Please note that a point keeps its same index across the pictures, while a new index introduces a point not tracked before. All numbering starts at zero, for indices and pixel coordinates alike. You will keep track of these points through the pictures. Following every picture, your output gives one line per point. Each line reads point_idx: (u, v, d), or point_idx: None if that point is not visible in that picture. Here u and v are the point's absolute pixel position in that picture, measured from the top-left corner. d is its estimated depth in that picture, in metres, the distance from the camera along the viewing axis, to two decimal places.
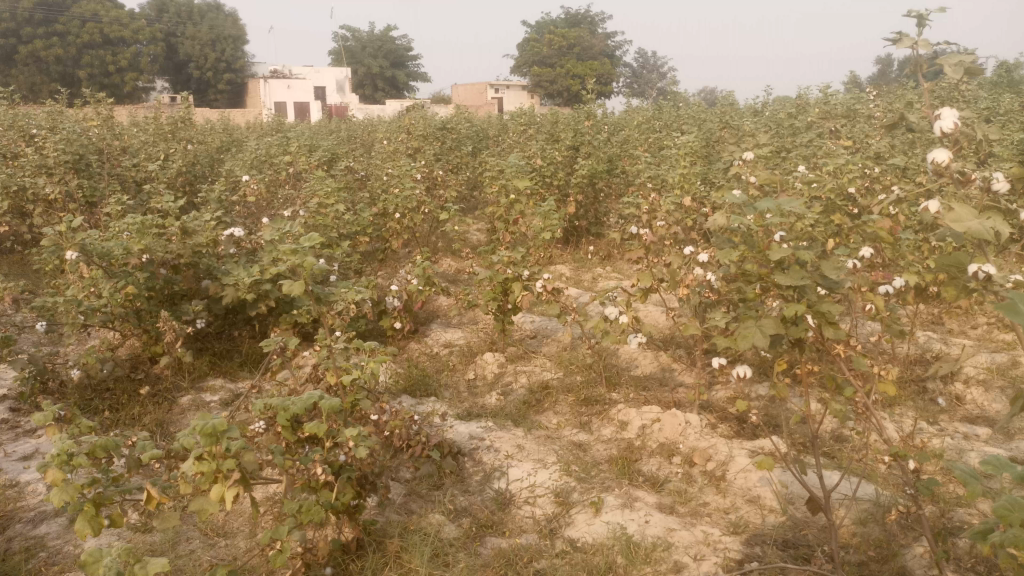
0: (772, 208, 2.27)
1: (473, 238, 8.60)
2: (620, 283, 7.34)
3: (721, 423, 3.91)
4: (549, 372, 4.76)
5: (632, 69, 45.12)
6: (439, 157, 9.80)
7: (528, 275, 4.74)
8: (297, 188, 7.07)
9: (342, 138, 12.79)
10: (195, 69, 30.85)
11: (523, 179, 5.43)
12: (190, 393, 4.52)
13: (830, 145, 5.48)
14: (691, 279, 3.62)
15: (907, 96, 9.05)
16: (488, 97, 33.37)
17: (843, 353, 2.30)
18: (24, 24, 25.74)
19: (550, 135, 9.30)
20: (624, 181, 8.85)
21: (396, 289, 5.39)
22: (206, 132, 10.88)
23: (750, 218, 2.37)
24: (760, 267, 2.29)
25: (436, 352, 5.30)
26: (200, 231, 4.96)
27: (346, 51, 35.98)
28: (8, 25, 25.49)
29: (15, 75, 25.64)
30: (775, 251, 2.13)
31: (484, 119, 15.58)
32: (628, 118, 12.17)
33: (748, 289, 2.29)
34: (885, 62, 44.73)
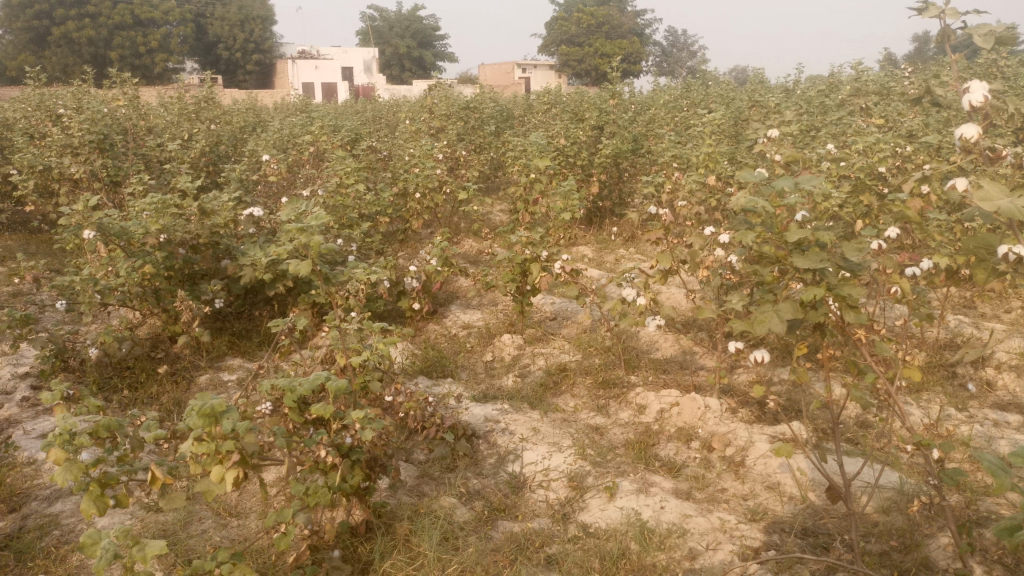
0: (790, 186, 2.18)
1: (495, 219, 8.54)
2: (643, 265, 7.25)
3: (741, 407, 3.83)
4: (567, 355, 4.71)
5: (661, 48, 44.53)
6: (462, 137, 9.74)
7: (547, 256, 4.68)
8: (318, 167, 7.06)
9: (366, 119, 12.78)
10: (224, 50, 31.02)
11: (543, 158, 5.36)
12: (208, 373, 4.54)
13: (860, 123, 5.33)
14: (712, 260, 3.53)
15: (942, 73, 8.80)
16: (515, 76, 33.15)
17: (866, 337, 2.21)
18: (57, 5, 26.04)
19: (574, 114, 9.19)
20: (649, 161, 8.72)
21: (414, 270, 5.35)
22: (231, 112, 10.91)
23: (768, 197, 2.28)
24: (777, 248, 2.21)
25: (455, 333, 5.27)
26: (219, 210, 4.97)
27: (372, 30, 35.92)
28: (42, 7, 25.80)
29: (49, 56, 25.99)
30: (791, 232, 2.05)
31: (509, 99, 15.47)
32: (655, 98, 11.99)
33: (766, 271, 2.20)
34: (921, 39, 43.58)
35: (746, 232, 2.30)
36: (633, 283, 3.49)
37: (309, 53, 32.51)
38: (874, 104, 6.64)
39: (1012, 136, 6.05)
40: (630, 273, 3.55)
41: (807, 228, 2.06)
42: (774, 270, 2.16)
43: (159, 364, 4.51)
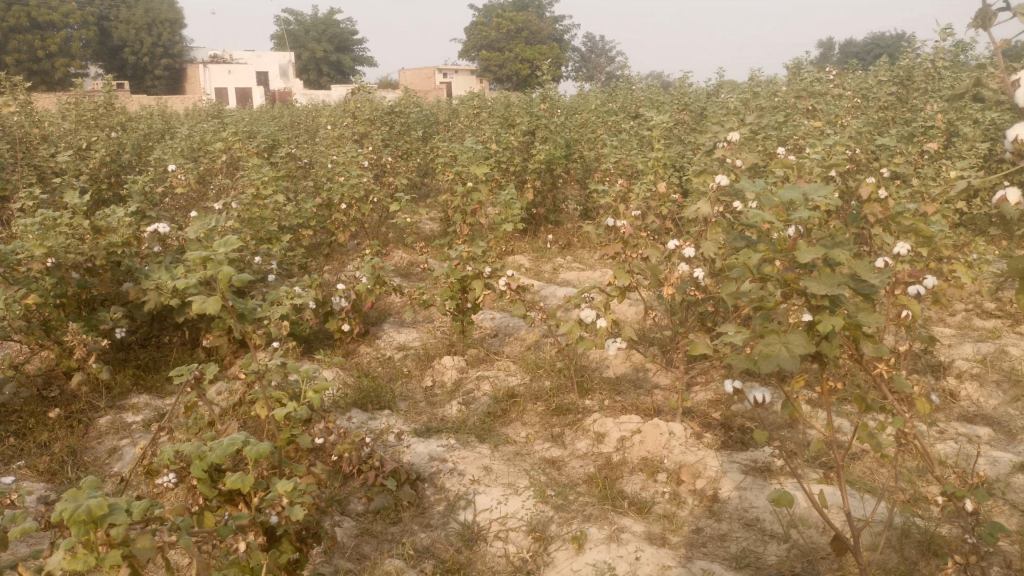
0: (795, 197, 1.88)
1: (425, 229, 8.14)
2: (582, 275, 6.98)
3: (706, 432, 3.55)
4: (513, 377, 4.36)
5: (580, 54, 44.96)
6: (388, 143, 9.29)
7: (489, 271, 4.31)
8: (232, 177, 6.52)
9: (285, 126, 12.19)
10: (131, 54, 29.57)
11: (481, 165, 4.99)
12: (109, 414, 4.00)
13: (807, 126, 5.16)
14: (677, 276, 3.24)
15: (868, 76, 8.86)
16: (436, 81, 32.76)
17: (882, 370, 1.93)
18: None
19: (505, 118, 8.86)
20: (583, 166, 8.48)
21: (343, 289, 4.90)
22: (137, 119, 10.18)
23: (763, 209, 1.99)
24: (777, 268, 1.91)
25: (389, 356, 4.85)
26: (117, 228, 4.42)
27: (289, 34, 34.91)
28: None
29: None
30: (802, 252, 1.76)
31: (433, 104, 15.05)
32: (582, 102, 11.80)
33: (769, 297, 1.89)
34: (827, 45, 45.12)
35: (738, 250, 2.00)
36: (591, 301, 3.16)
37: (222, 57, 31.29)
38: (812, 106, 6.53)
39: (947, 138, 6.02)
40: (588, 292, 3.22)
41: (819, 247, 1.77)
42: (779, 294, 1.86)
43: (50, 406, 3.94)
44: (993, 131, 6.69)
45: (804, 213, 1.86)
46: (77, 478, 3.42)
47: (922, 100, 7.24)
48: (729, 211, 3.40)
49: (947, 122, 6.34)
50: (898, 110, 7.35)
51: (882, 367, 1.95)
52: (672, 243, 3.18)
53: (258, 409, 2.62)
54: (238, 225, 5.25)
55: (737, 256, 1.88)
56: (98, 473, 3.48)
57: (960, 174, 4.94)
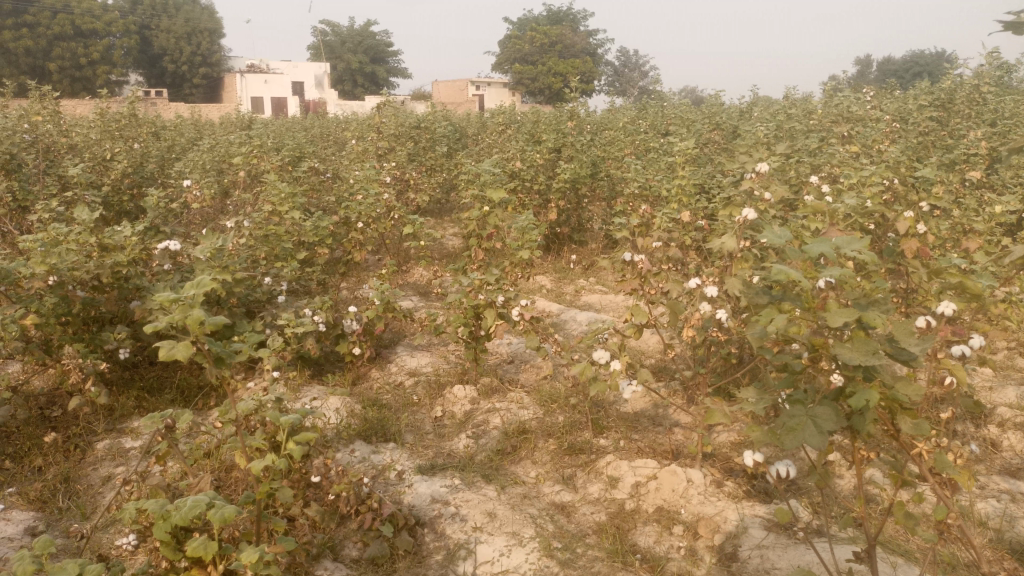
0: (827, 250, 1.70)
1: (447, 245, 8.02)
2: (604, 298, 6.79)
3: (727, 479, 3.34)
4: (526, 409, 4.18)
5: (613, 68, 44.92)
6: (412, 158, 9.18)
7: (503, 300, 4.13)
8: (250, 191, 6.43)
9: (312, 137, 12.18)
10: (170, 63, 29.99)
11: (498, 188, 4.83)
12: (109, 438, 3.89)
13: (841, 153, 4.94)
14: (697, 317, 3.04)
15: (907, 98, 8.57)
16: (469, 94, 32.78)
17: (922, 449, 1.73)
18: None
19: (531, 135, 8.72)
20: (609, 186, 8.28)
21: (354, 311, 4.76)
22: (165, 129, 10.19)
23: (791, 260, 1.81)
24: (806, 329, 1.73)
25: (399, 383, 4.70)
26: (124, 246, 4.32)
27: (324, 45, 35.22)
28: None
29: None
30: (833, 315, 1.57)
31: (461, 117, 14.96)
32: (611, 119, 11.61)
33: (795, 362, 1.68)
34: (863, 62, 44.44)
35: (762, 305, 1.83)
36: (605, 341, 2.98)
37: (257, 67, 31.62)
38: (848, 130, 6.29)
39: (990, 167, 5.75)
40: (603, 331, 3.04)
41: (851, 309, 1.59)
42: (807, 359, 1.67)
43: (50, 429, 3.85)
44: None
45: (835, 268, 1.67)
46: (68, 508, 3.30)
47: (963, 124, 6.95)
48: (755, 247, 3.21)
49: (990, 150, 6.06)
50: (937, 134, 7.07)
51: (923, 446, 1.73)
52: (692, 281, 3.00)
53: (239, 459, 2.66)
54: (250, 243, 5.14)
55: (760, 315, 1.69)
56: (91, 503, 3.36)
57: (1004, 207, 4.68)
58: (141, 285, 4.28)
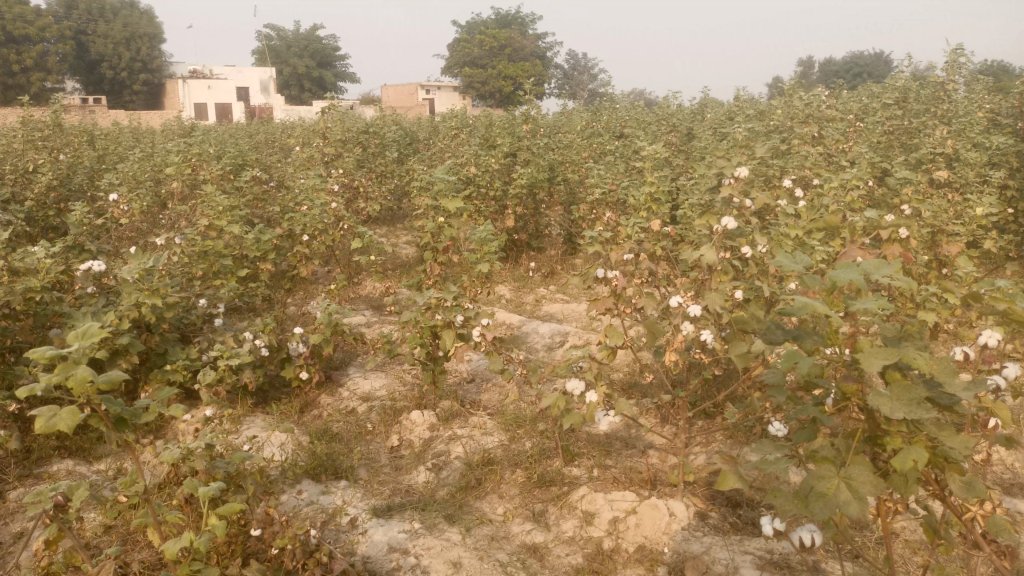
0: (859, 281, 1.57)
1: (401, 254, 7.67)
2: (567, 307, 6.53)
3: (711, 510, 3.08)
4: (490, 435, 3.88)
5: (563, 71, 44.99)
6: (361, 165, 8.79)
7: (462, 319, 3.81)
8: (185, 203, 5.99)
9: (256, 144, 11.68)
10: (108, 69, 28.94)
11: (453, 198, 4.50)
12: (22, 487, 3.46)
13: (811, 155, 4.75)
14: (680, 340, 2.79)
15: (866, 97, 8.50)
16: (420, 98, 32.35)
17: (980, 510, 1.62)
18: None
19: (484, 138, 8.42)
20: (567, 190, 8.03)
21: (300, 333, 4.40)
22: (96, 138, 9.61)
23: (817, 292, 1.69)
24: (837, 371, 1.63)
25: (352, 409, 4.35)
26: (37, 270, 3.88)
27: (270, 50, 34.42)
28: None
29: None
30: (870, 359, 1.45)
31: (413, 122, 14.57)
32: (566, 121, 11.37)
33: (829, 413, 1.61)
34: (808, 63, 45.22)
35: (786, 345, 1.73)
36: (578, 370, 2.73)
37: (200, 72, 30.68)
38: (811, 130, 6.13)
39: (955, 168, 5.64)
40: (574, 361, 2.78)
41: (890, 350, 1.46)
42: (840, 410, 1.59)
43: None
44: (1002, 155, 6.30)
45: (871, 301, 1.54)
46: None
47: (921, 122, 6.89)
48: (736, 259, 2.97)
49: (954, 149, 5.96)
50: (896, 133, 6.99)
51: (976, 509, 1.64)
52: (672, 300, 2.75)
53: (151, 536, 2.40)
54: (184, 261, 4.72)
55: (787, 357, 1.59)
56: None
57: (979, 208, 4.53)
58: (58, 312, 3.85)
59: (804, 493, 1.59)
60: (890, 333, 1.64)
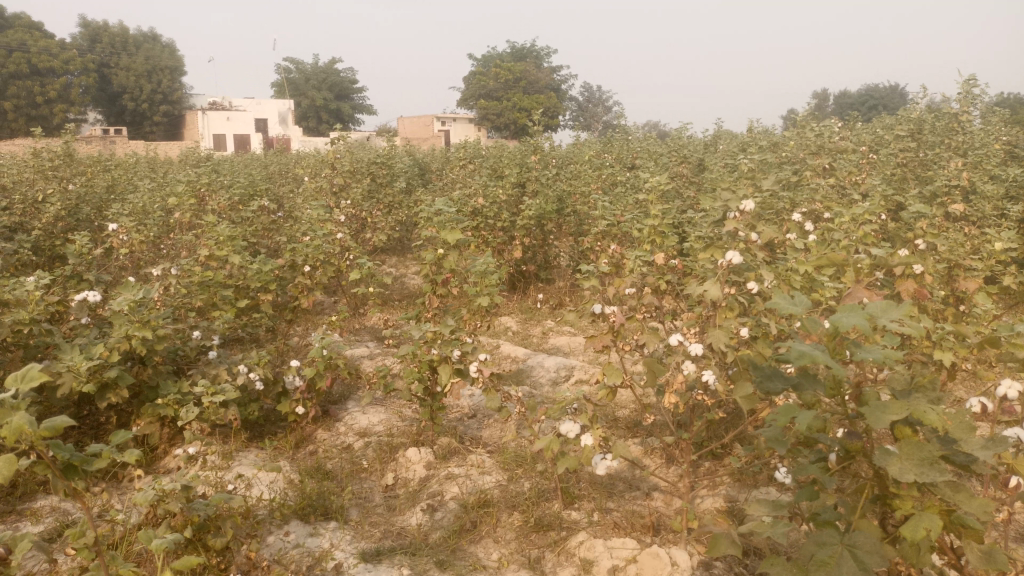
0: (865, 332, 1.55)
1: (408, 285, 7.59)
2: (574, 340, 6.39)
3: (716, 559, 2.92)
4: (488, 475, 3.74)
5: (578, 103, 45.24)
6: (369, 195, 8.75)
7: (459, 354, 3.70)
8: (188, 233, 5.95)
9: (267, 175, 11.70)
10: (129, 101, 29.39)
11: (454, 230, 4.41)
12: (4, 524, 3.36)
13: (822, 188, 4.63)
14: (681, 381, 2.64)
15: (881, 128, 8.38)
16: (435, 129, 32.57)
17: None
18: None
19: (493, 170, 8.37)
20: (576, 222, 7.93)
21: (297, 366, 4.30)
22: (107, 169, 9.65)
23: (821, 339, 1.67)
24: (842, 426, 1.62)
25: (348, 445, 4.23)
26: (27, 302, 3.82)
27: (288, 82, 34.86)
28: None
29: None
30: (880, 419, 1.45)
31: (425, 153, 14.59)
32: (577, 153, 11.31)
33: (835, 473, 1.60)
34: (823, 95, 45.21)
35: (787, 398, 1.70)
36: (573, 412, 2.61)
37: (219, 104, 31.09)
38: (823, 163, 6.02)
39: (972, 200, 5.50)
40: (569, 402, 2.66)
41: (899, 409, 1.46)
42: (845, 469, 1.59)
43: None
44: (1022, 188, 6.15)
45: (878, 354, 1.54)
46: None
47: (937, 154, 6.76)
48: (740, 295, 2.86)
49: (971, 181, 5.82)
50: (911, 165, 6.86)
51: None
52: (673, 338, 2.63)
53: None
54: (182, 292, 4.65)
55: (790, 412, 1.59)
56: None
57: (998, 242, 4.38)
58: (47, 344, 3.78)
59: (807, 559, 1.57)
60: (899, 385, 1.63)
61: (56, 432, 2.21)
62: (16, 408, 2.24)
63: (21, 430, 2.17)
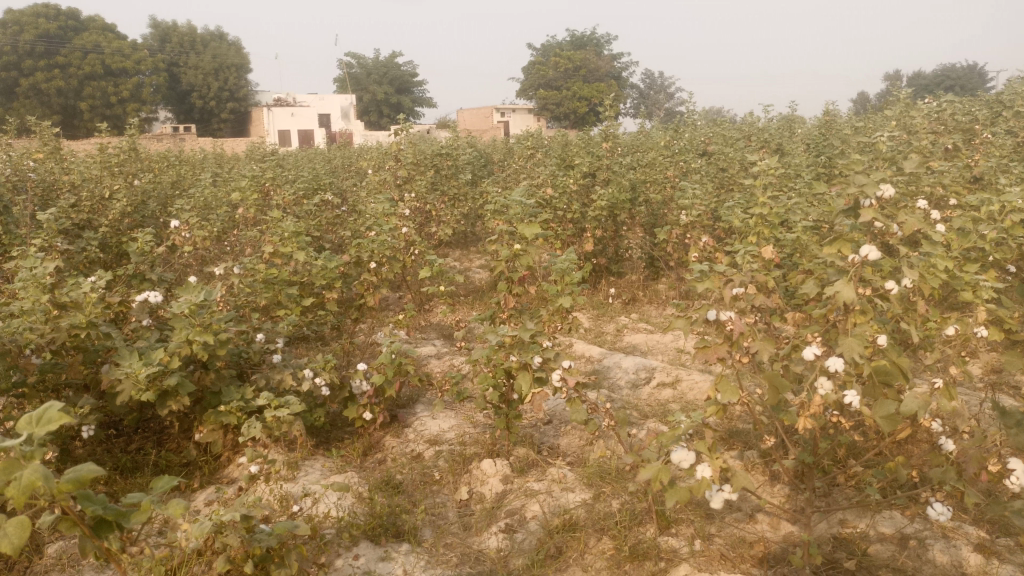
0: None
1: (474, 279, 7.31)
2: (652, 337, 6.01)
3: None
4: (572, 491, 3.41)
5: (640, 90, 44.38)
6: (434, 187, 8.51)
7: (540, 361, 3.32)
8: (251, 229, 5.77)
9: (329, 167, 11.58)
10: (198, 99, 30.01)
11: (529, 223, 4.08)
12: (65, 540, 3.20)
13: (940, 169, 4.13)
14: (815, 403, 2.29)
15: (984, 106, 7.68)
16: (495, 121, 32.29)
17: None
18: (26, 57, 25.50)
19: (562, 157, 7.99)
20: (649, 212, 7.51)
21: (364, 370, 4.05)
22: (174, 165, 9.65)
23: None
24: None
25: (418, 453, 3.97)
26: (85, 303, 3.66)
27: (350, 77, 35.08)
28: (10, 59, 25.13)
29: (17, 108, 25.16)
30: None
31: (487, 144, 14.31)
32: (645, 140, 10.85)
33: None
34: (895, 77, 43.21)
35: None
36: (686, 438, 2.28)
37: (283, 100, 31.47)
38: (930, 146, 5.46)
39: None
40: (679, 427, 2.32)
41: None
42: None
43: None
44: None
45: None
46: None
47: None
48: (874, 296, 2.47)
49: None
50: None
51: None
52: (806, 352, 2.30)
53: None
54: (244, 291, 4.45)
55: None
56: None
57: None
58: (107, 348, 3.62)
59: None
60: None
61: (80, 484, 1.89)
62: (28, 458, 1.88)
63: (34, 487, 1.83)
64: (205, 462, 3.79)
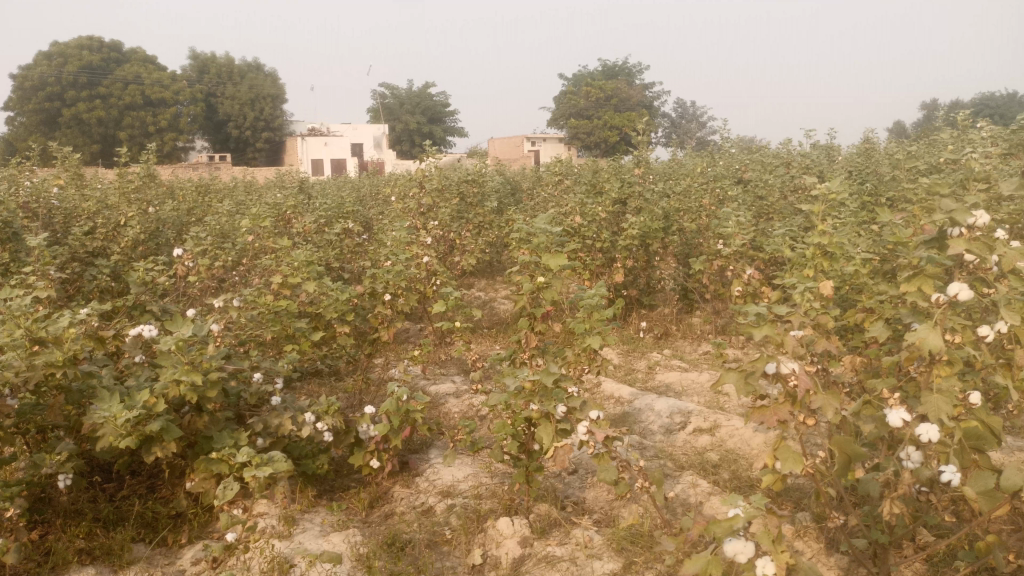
0: None
1: (498, 310, 6.97)
2: (686, 376, 5.60)
3: None
4: (599, 559, 3.01)
5: (671, 120, 44.09)
6: (459, 215, 8.21)
7: (563, 411, 2.93)
8: (263, 258, 5.49)
9: (355, 194, 11.38)
10: (234, 128, 30.30)
11: (556, 253, 3.70)
12: None
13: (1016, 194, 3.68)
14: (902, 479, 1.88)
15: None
16: (524, 150, 32.17)
17: None
18: (69, 87, 25.94)
19: (592, 185, 7.65)
20: (684, 242, 7.11)
21: (371, 413, 3.69)
22: (198, 192, 9.48)
23: None
24: None
25: (429, 507, 3.58)
26: (64, 339, 3.33)
27: (382, 106, 35.27)
28: (53, 89, 25.59)
29: (58, 137, 25.56)
30: None
31: (515, 172, 14.03)
32: (678, 167, 10.50)
33: None
34: (932, 106, 42.46)
35: None
36: (745, 526, 1.89)
37: (316, 129, 31.68)
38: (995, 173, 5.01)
39: None
40: (732, 508, 1.93)
41: None
42: None
43: None
44: None
45: None
46: None
47: None
48: (963, 345, 2.06)
49: None
50: None
51: None
52: (894, 417, 1.91)
53: None
54: (246, 325, 4.13)
55: None
56: None
57: None
58: (89, 389, 3.31)
59: None
60: None
61: None
62: None
63: None
64: (195, 512, 3.45)
